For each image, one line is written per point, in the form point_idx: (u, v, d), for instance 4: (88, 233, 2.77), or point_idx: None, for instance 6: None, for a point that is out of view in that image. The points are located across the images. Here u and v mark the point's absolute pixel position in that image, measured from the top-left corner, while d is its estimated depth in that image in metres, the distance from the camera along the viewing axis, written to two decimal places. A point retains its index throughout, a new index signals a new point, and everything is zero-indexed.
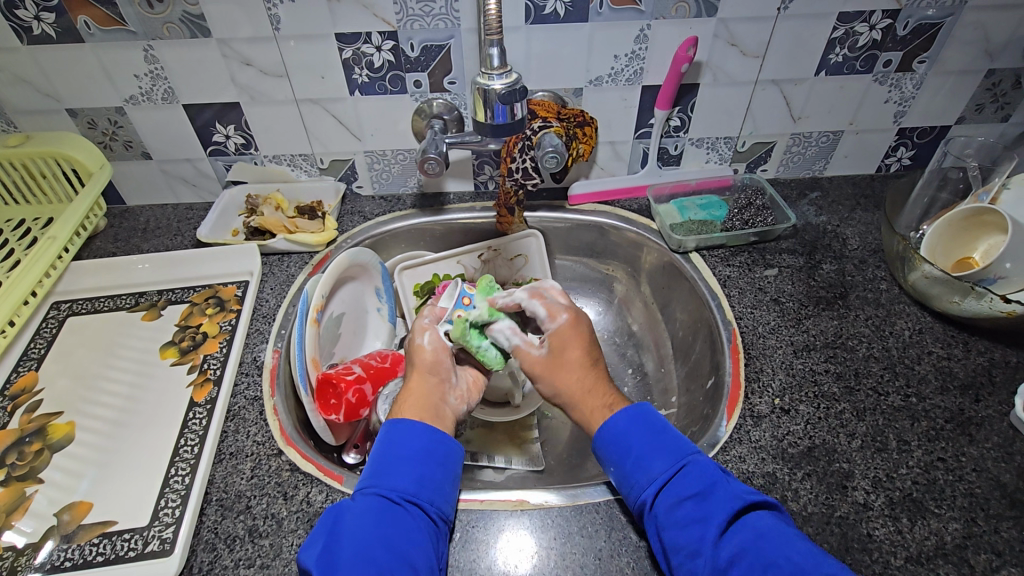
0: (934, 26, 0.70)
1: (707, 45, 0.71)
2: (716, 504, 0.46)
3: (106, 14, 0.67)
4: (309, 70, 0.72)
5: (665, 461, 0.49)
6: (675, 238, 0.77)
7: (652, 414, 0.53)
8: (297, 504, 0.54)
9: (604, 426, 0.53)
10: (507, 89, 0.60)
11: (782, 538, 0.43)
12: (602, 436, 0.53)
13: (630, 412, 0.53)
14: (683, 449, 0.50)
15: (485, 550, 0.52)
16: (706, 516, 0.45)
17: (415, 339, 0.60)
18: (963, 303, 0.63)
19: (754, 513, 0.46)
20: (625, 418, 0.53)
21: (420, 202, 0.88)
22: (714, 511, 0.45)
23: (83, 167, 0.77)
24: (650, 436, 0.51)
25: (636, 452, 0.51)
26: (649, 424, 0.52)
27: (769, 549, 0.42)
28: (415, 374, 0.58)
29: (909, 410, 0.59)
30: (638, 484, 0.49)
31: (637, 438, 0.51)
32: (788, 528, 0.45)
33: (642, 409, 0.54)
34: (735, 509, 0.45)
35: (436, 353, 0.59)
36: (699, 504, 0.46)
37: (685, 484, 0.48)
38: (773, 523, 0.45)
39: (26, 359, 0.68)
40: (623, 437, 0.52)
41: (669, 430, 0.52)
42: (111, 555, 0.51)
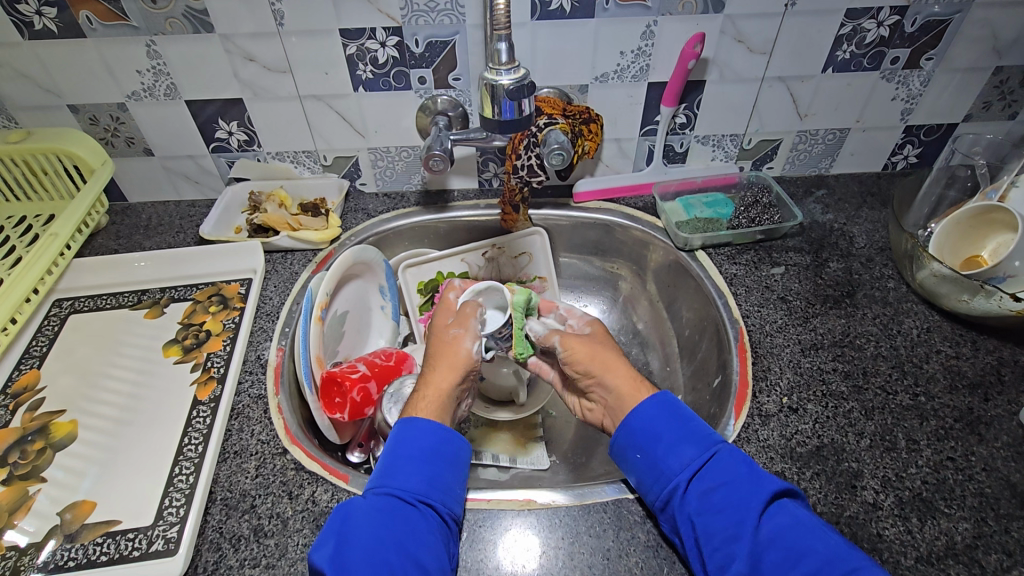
0: (943, 23, 0.69)
1: (714, 42, 0.70)
2: (750, 490, 0.46)
3: (108, 9, 0.66)
4: (313, 65, 0.72)
5: (697, 448, 0.49)
6: (682, 236, 0.76)
7: (677, 404, 0.53)
8: (302, 504, 0.54)
9: (632, 413, 0.53)
10: (515, 84, 0.59)
11: (812, 527, 0.44)
12: (629, 424, 0.53)
13: (657, 401, 0.53)
14: (711, 436, 0.50)
15: (492, 550, 0.51)
16: (741, 504, 0.45)
17: (459, 343, 0.58)
18: (973, 301, 0.62)
19: (786, 500, 0.46)
20: (652, 406, 0.53)
21: (423, 199, 0.87)
22: (750, 496, 0.46)
23: (85, 164, 0.76)
24: (680, 424, 0.51)
25: (667, 439, 0.50)
26: (675, 413, 0.52)
27: (802, 537, 0.43)
28: (443, 376, 0.57)
29: (918, 409, 0.59)
30: (671, 468, 0.49)
31: (667, 425, 0.51)
32: (818, 519, 0.45)
33: (666, 398, 0.54)
34: (769, 493, 0.46)
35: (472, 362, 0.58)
36: (734, 490, 0.46)
37: (718, 471, 0.48)
38: (804, 513, 0.45)
39: (28, 357, 0.68)
40: (651, 424, 0.52)
41: (694, 420, 0.52)
42: (115, 555, 0.50)
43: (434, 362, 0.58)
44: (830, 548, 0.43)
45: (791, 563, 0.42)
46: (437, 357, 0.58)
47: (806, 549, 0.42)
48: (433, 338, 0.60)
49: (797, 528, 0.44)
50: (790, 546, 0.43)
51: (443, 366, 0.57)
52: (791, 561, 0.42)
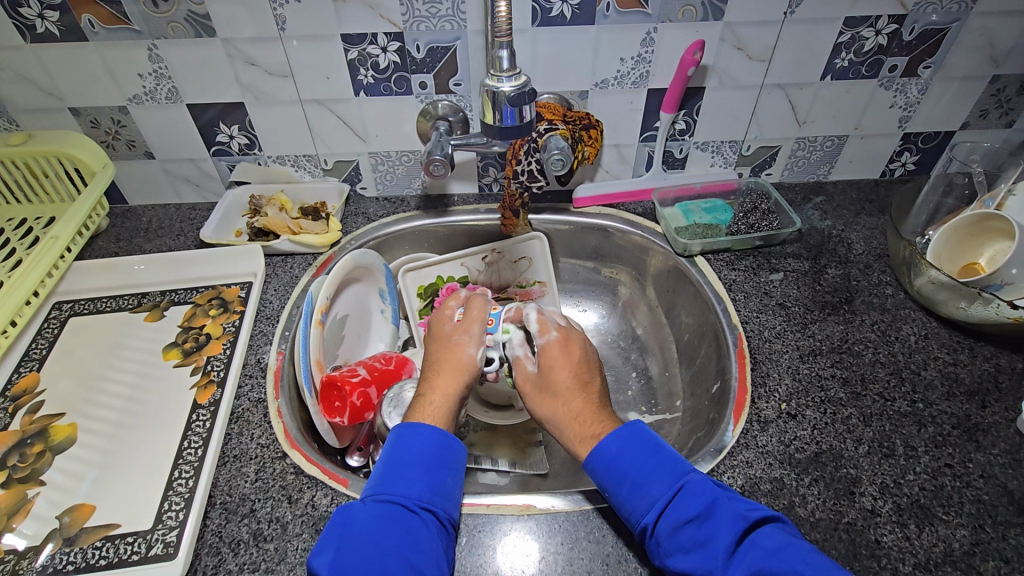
0: (940, 32, 0.70)
1: (714, 49, 0.71)
2: (719, 525, 0.44)
3: (110, 13, 0.66)
4: (315, 70, 0.72)
5: (663, 482, 0.48)
6: (681, 241, 0.77)
7: (646, 431, 0.52)
8: (302, 508, 0.54)
9: (598, 447, 0.51)
10: (516, 91, 0.59)
11: (790, 554, 0.41)
12: (597, 459, 0.51)
13: (621, 434, 0.51)
14: (680, 467, 0.49)
15: (491, 555, 0.51)
16: (709, 539, 0.44)
17: (462, 348, 0.60)
18: (970, 309, 0.63)
19: (760, 532, 0.44)
20: (616, 441, 0.51)
21: (424, 204, 0.88)
22: (717, 533, 0.44)
23: (87, 167, 0.77)
24: (644, 457, 0.50)
25: (631, 478, 0.49)
26: (641, 444, 0.51)
27: (779, 568, 0.41)
28: (449, 380, 0.57)
29: (916, 416, 0.59)
30: (637, 509, 0.48)
31: (631, 460, 0.49)
32: (796, 542, 0.43)
33: (635, 426, 0.52)
34: (738, 530, 0.44)
35: (475, 367, 0.59)
36: (700, 527, 0.45)
37: (685, 505, 0.46)
38: (781, 540, 0.43)
39: (28, 360, 0.68)
40: (613, 459, 0.50)
41: (662, 449, 0.50)
42: (114, 559, 0.50)
43: (435, 367, 0.59)
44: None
45: None
46: (441, 363, 0.59)
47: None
48: (436, 341, 0.62)
49: (771, 562, 0.41)
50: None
51: (445, 370, 0.58)
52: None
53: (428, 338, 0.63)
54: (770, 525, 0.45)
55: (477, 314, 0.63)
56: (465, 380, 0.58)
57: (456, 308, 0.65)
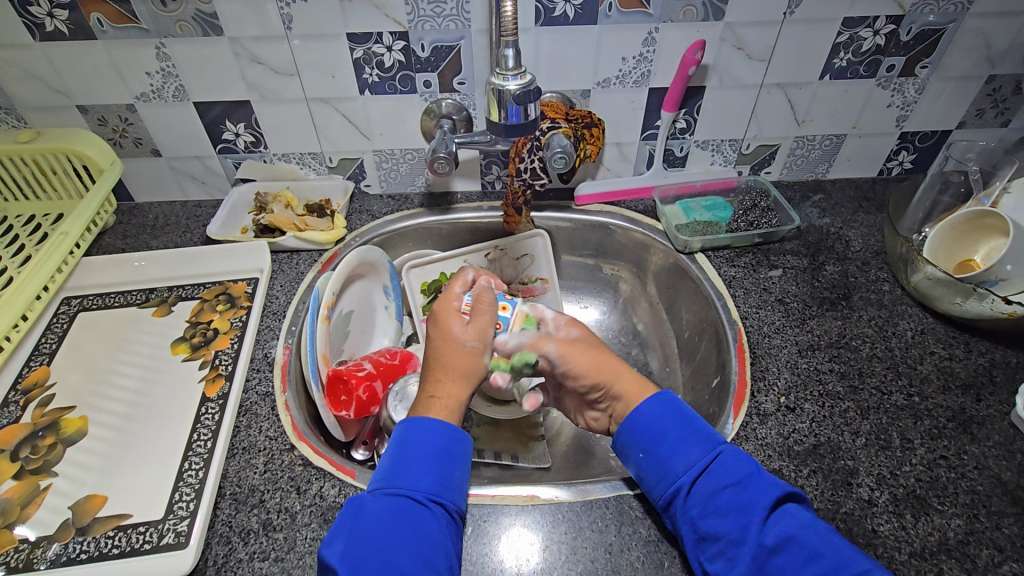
0: (936, 32, 0.71)
1: (714, 49, 0.72)
2: (757, 491, 0.47)
3: (119, 12, 0.67)
4: (321, 69, 0.73)
5: (701, 448, 0.50)
6: (681, 238, 0.78)
7: (678, 402, 0.54)
8: (310, 499, 0.55)
9: (635, 412, 0.54)
10: (522, 90, 0.60)
11: (819, 529, 0.45)
12: (631, 422, 0.54)
13: (659, 402, 0.54)
14: (715, 438, 0.51)
15: (495, 545, 0.52)
16: (749, 504, 0.46)
17: (465, 344, 0.58)
18: (965, 304, 0.64)
19: (792, 504, 0.47)
20: (656, 405, 0.54)
21: (427, 201, 0.89)
22: (755, 498, 0.46)
23: (95, 164, 0.77)
24: (683, 425, 0.52)
25: (671, 439, 0.51)
26: (677, 414, 0.53)
27: (812, 540, 0.44)
28: (453, 384, 0.56)
29: (912, 409, 0.60)
30: (674, 470, 0.49)
31: (670, 426, 0.52)
32: (824, 522, 0.46)
33: (668, 397, 0.55)
34: (776, 497, 0.46)
35: (479, 366, 0.57)
36: (739, 493, 0.47)
37: (723, 471, 0.48)
38: (811, 516, 0.46)
39: (37, 354, 0.68)
40: (653, 423, 0.53)
41: (696, 421, 0.52)
42: (126, 548, 0.51)
43: (439, 364, 0.57)
44: (836, 551, 0.43)
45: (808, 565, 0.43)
46: (442, 363, 0.57)
47: (814, 556, 0.43)
48: (436, 341, 0.58)
49: (805, 533, 0.44)
50: (802, 546, 0.43)
51: (449, 372, 0.56)
52: (801, 566, 0.43)
53: (428, 333, 0.60)
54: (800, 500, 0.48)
55: (482, 318, 0.60)
56: (470, 380, 0.57)
57: (459, 293, 0.62)
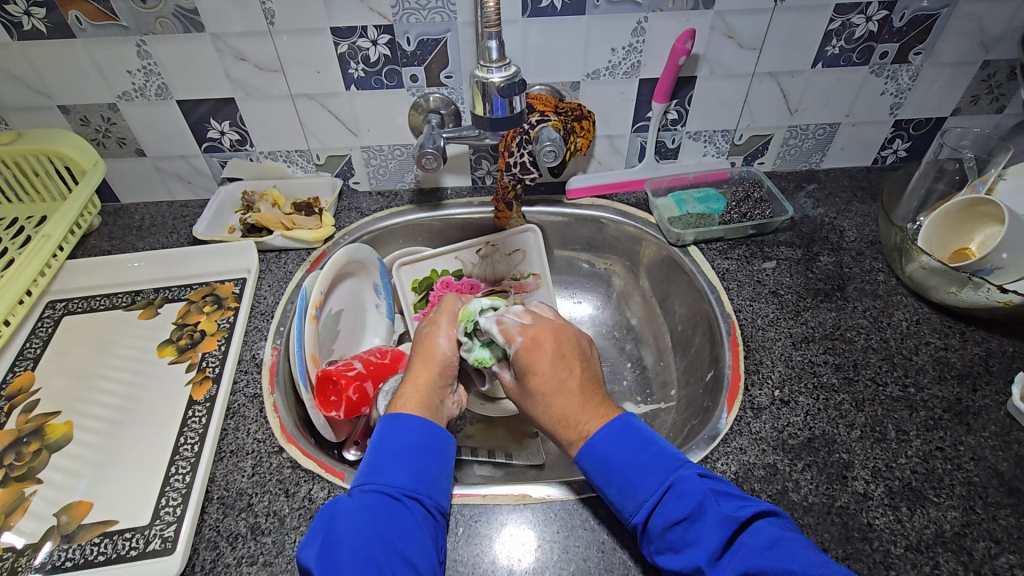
0: (930, 17, 0.70)
1: (705, 38, 0.71)
2: (706, 527, 0.44)
3: (97, 9, 0.66)
4: (305, 64, 0.72)
5: (652, 481, 0.47)
6: (674, 231, 0.77)
7: (636, 426, 0.52)
8: (298, 501, 0.54)
9: (587, 445, 0.51)
10: (506, 82, 0.59)
11: (780, 553, 0.41)
12: (594, 451, 0.51)
13: (614, 428, 0.51)
14: (669, 463, 0.48)
15: (487, 545, 0.52)
16: (697, 540, 0.43)
17: (432, 340, 0.61)
18: (961, 293, 0.63)
19: (749, 529, 0.43)
20: (604, 438, 0.51)
21: (417, 198, 0.88)
22: (705, 534, 0.43)
23: (77, 164, 0.76)
24: (634, 454, 0.49)
25: (619, 477, 0.49)
26: (631, 443, 0.50)
27: (769, 566, 0.40)
28: (421, 373, 0.58)
29: (907, 400, 0.59)
30: (627, 509, 0.48)
31: (620, 458, 0.49)
32: (791, 542, 0.42)
33: (626, 421, 0.52)
34: (726, 531, 0.43)
35: (446, 357, 0.60)
36: (689, 529, 0.44)
37: (673, 505, 0.46)
38: (772, 539, 0.42)
39: (22, 359, 0.67)
40: (605, 459, 0.50)
41: (651, 446, 0.50)
42: (112, 555, 0.51)
43: (411, 361, 0.60)
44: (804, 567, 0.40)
45: None
46: (414, 360, 0.60)
47: None
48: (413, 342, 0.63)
49: (760, 560, 0.41)
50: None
51: (419, 365, 0.59)
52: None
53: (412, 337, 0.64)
54: (765, 519, 0.45)
55: (449, 307, 0.63)
56: (439, 369, 0.59)
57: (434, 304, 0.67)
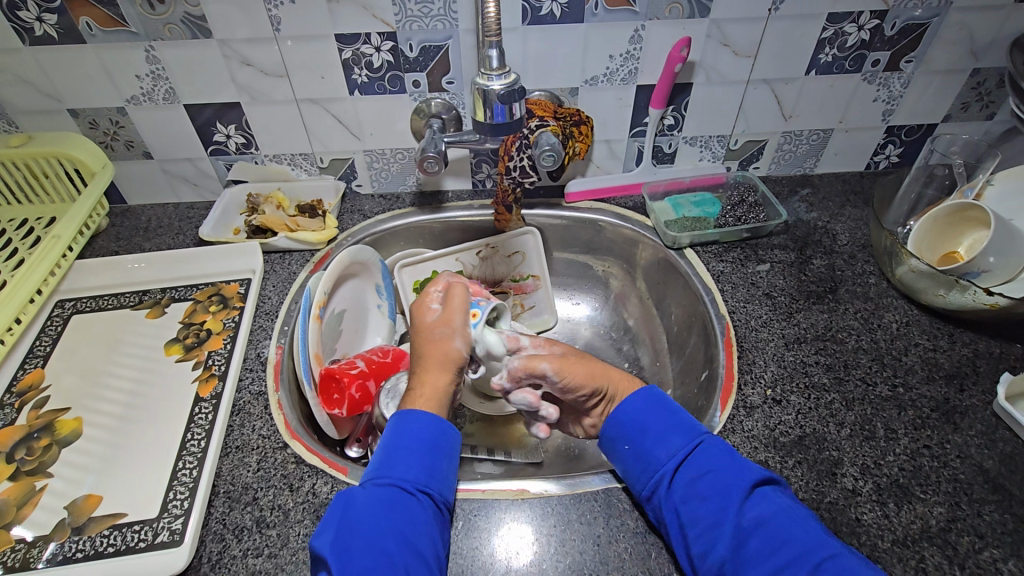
0: (921, 26, 0.71)
1: (700, 46, 0.73)
2: (735, 478, 0.48)
3: (108, 15, 0.67)
4: (310, 69, 0.73)
5: (682, 438, 0.52)
6: (671, 234, 0.79)
7: (664, 397, 0.56)
8: (303, 496, 0.55)
9: (619, 407, 0.55)
10: (506, 89, 0.61)
11: (798, 513, 0.46)
12: (616, 415, 0.55)
13: (644, 395, 0.56)
14: (696, 428, 0.53)
15: (486, 538, 0.53)
16: (727, 489, 0.48)
17: (448, 342, 0.58)
18: (949, 296, 0.65)
19: (769, 488, 0.48)
20: (641, 399, 0.55)
21: (418, 200, 0.89)
22: (733, 483, 0.48)
23: (86, 167, 0.78)
24: (665, 416, 0.54)
25: (654, 431, 0.53)
26: (661, 407, 0.55)
27: (788, 520, 0.45)
28: (438, 375, 0.57)
29: (896, 400, 0.61)
30: (657, 459, 0.51)
31: (653, 419, 0.53)
32: (801, 505, 0.48)
33: (653, 391, 0.56)
34: (753, 482, 0.48)
35: (461, 358, 0.58)
36: (717, 479, 0.48)
37: (703, 460, 0.50)
38: (787, 502, 0.47)
39: (32, 357, 0.69)
40: (639, 417, 0.54)
41: (680, 413, 0.54)
42: (122, 546, 0.52)
43: (423, 357, 0.58)
44: (809, 534, 0.44)
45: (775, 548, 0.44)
46: (427, 356, 0.58)
47: (791, 534, 0.44)
48: (420, 335, 0.60)
49: (781, 517, 0.46)
50: (775, 527, 0.45)
51: (434, 365, 0.57)
52: (773, 548, 0.44)
53: (413, 328, 0.61)
54: (776, 485, 0.50)
55: (462, 306, 0.61)
56: (453, 371, 0.57)
57: (436, 294, 0.63)
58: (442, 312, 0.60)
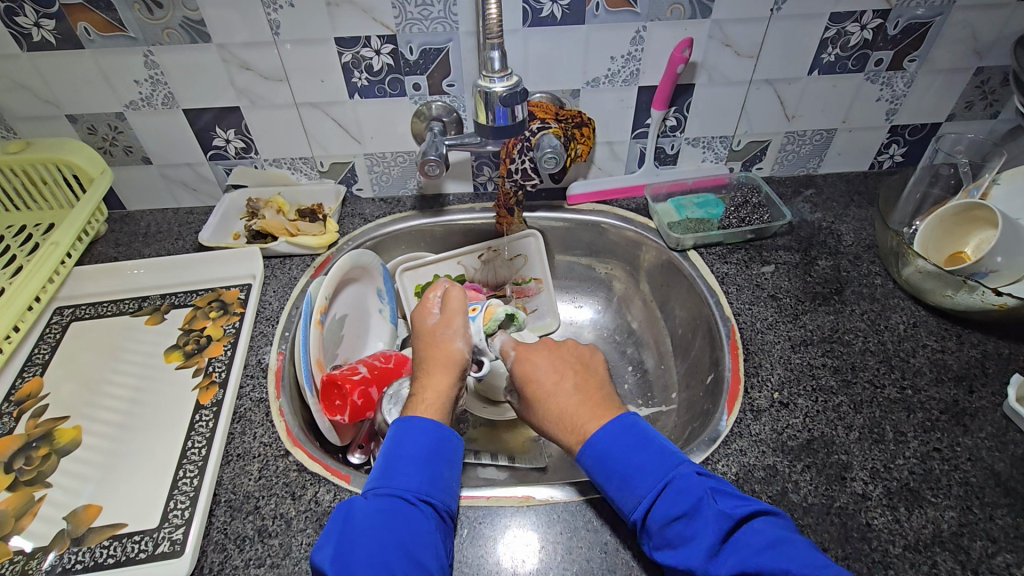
0: (924, 25, 0.71)
1: (702, 46, 0.72)
2: (705, 523, 0.44)
3: (106, 20, 0.67)
4: (310, 73, 0.73)
5: (652, 477, 0.48)
6: (674, 236, 0.78)
7: (638, 424, 0.52)
8: (305, 504, 0.55)
9: (590, 439, 0.51)
10: (508, 91, 0.60)
11: (780, 553, 0.42)
12: (588, 448, 0.51)
13: (618, 423, 0.52)
14: (670, 460, 0.49)
15: (491, 546, 0.52)
16: (694, 536, 0.44)
17: (449, 343, 0.60)
18: (957, 296, 0.64)
19: (746, 529, 0.44)
20: (608, 433, 0.51)
21: (419, 204, 0.89)
22: (703, 531, 0.44)
23: (85, 173, 0.77)
24: (634, 452, 0.49)
25: (620, 473, 0.49)
26: (634, 438, 0.50)
27: (766, 566, 0.41)
28: (441, 376, 0.57)
29: (904, 402, 0.60)
30: (627, 504, 0.48)
31: (619, 456, 0.50)
32: (792, 540, 0.43)
33: (630, 418, 0.52)
34: (720, 530, 0.44)
35: (464, 359, 0.59)
36: (686, 525, 0.45)
37: (673, 501, 0.46)
38: (770, 541, 0.43)
39: (30, 365, 0.68)
40: (606, 453, 0.50)
41: (653, 442, 0.50)
42: (122, 557, 0.51)
43: (426, 361, 0.59)
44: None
45: None
46: (431, 359, 0.59)
47: None
48: (422, 340, 0.61)
49: (760, 559, 0.42)
50: (754, 575, 0.41)
51: (436, 367, 0.58)
52: None
53: (414, 333, 0.62)
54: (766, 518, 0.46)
55: (459, 307, 0.63)
56: (456, 371, 0.58)
57: (436, 298, 0.64)
58: (442, 315, 0.62)
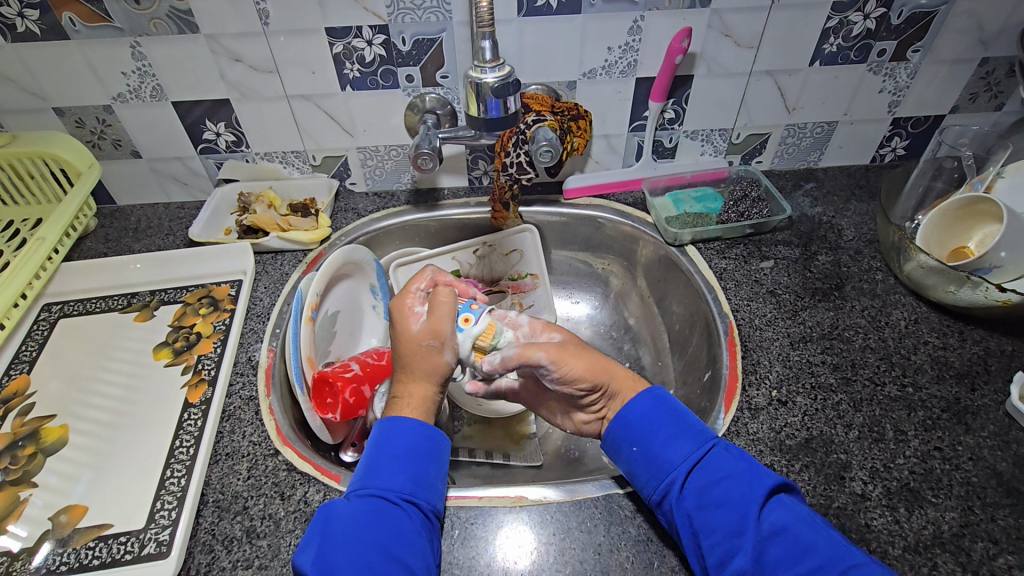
0: (928, 15, 0.69)
1: (701, 36, 0.70)
2: (749, 486, 0.46)
3: (91, 11, 0.65)
4: (300, 65, 0.71)
5: (694, 442, 0.50)
6: (672, 231, 0.76)
7: (667, 397, 0.54)
8: (294, 504, 0.54)
9: (625, 408, 0.53)
10: (500, 82, 0.59)
11: (811, 521, 0.45)
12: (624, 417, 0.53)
13: (652, 396, 0.54)
14: (705, 433, 0.51)
15: (484, 547, 0.52)
16: (742, 498, 0.46)
17: (433, 354, 0.55)
18: (959, 292, 0.63)
19: (783, 497, 0.47)
20: (648, 400, 0.53)
21: (413, 198, 0.87)
22: (749, 493, 0.46)
23: (72, 167, 0.76)
24: (672, 419, 0.52)
25: (663, 434, 0.51)
26: (669, 410, 0.53)
27: (806, 533, 0.44)
28: (420, 387, 0.55)
29: (906, 400, 0.59)
30: (667, 463, 0.49)
31: (658, 420, 0.52)
32: (815, 512, 0.46)
33: (656, 392, 0.54)
34: (768, 491, 0.46)
35: (447, 367, 0.55)
36: (730, 488, 0.47)
37: (715, 466, 0.48)
38: (803, 508, 0.46)
39: (17, 362, 0.67)
40: (646, 417, 0.52)
41: (686, 416, 0.52)
42: (108, 559, 0.51)
43: (405, 368, 0.55)
44: (831, 544, 0.43)
45: (796, 558, 0.43)
46: (409, 367, 0.55)
47: (807, 546, 0.43)
48: (400, 342, 0.56)
49: (796, 526, 0.44)
50: (795, 538, 0.44)
51: (418, 377, 0.55)
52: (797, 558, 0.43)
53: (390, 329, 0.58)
54: (793, 494, 0.48)
55: (445, 313, 0.56)
56: (438, 381, 0.55)
57: (419, 293, 0.59)
58: (426, 319, 0.56)
